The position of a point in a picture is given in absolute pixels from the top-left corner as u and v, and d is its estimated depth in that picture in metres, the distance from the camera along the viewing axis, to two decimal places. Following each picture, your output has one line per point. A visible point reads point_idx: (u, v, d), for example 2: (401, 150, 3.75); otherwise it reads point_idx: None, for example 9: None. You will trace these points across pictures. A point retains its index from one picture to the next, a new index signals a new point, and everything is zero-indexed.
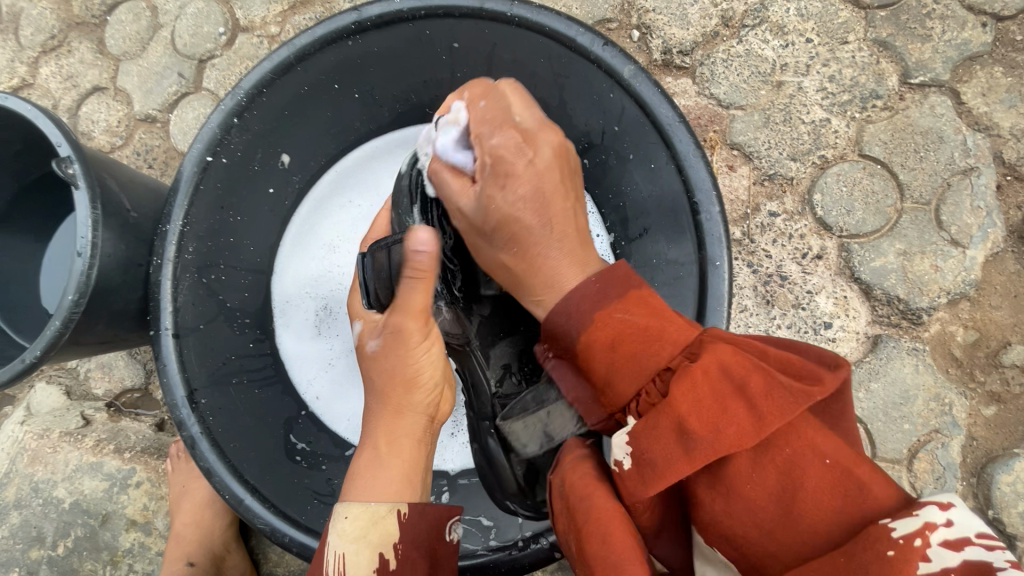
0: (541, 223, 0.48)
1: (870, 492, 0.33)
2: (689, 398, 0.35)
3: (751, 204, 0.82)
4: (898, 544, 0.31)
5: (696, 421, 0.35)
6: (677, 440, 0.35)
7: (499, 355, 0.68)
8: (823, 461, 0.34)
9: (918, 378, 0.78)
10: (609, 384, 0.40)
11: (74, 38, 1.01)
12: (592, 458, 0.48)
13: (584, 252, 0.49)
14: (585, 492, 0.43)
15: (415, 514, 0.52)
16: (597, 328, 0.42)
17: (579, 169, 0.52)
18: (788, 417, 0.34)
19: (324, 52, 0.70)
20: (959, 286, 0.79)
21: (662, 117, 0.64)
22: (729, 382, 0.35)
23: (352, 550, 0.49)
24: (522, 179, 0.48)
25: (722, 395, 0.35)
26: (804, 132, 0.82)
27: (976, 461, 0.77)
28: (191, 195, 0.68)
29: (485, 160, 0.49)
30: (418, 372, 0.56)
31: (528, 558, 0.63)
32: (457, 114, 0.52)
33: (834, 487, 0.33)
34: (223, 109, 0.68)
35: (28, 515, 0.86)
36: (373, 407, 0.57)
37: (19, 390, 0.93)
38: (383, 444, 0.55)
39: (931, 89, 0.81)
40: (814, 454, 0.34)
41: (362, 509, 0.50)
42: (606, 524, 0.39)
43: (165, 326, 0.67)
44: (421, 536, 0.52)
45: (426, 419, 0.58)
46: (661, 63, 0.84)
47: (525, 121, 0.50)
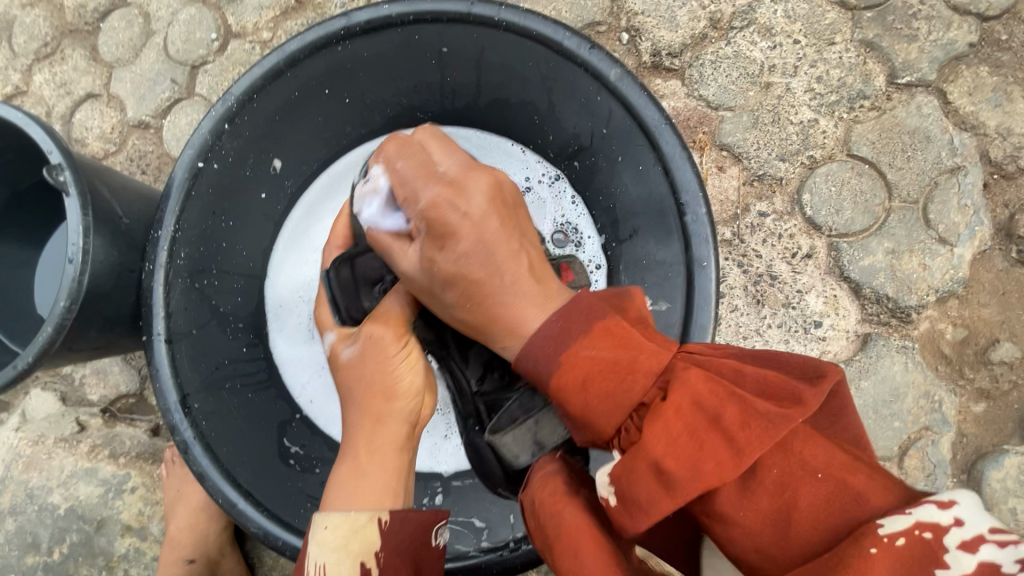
0: (490, 273, 0.47)
1: (867, 500, 0.34)
2: (665, 438, 0.35)
3: (741, 205, 0.82)
4: (884, 542, 0.32)
5: (676, 462, 0.35)
6: (658, 480, 0.35)
7: (478, 355, 0.67)
8: (815, 476, 0.34)
9: (907, 376, 0.79)
10: (586, 423, 0.39)
11: (67, 46, 1.01)
12: (562, 475, 0.47)
13: (541, 288, 0.47)
14: (554, 509, 0.44)
15: (396, 522, 0.52)
16: (568, 370, 0.40)
17: (518, 200, 0.51)
18: (769, 443, 0.34)
19: (314, 58, 0.71)
20: (947, 284, 0.79)
21: (649, 119, 0.65)
22: (705, 416, 0.35)
23: (332, 560, 0.50)
24: (461, 230, 0.47)
25: (699, 429, 0.35)
26: (793, 133, 0.83)
27: (966, 457, 0.78)
28: (181, 201, 0.69)
29: (421, 218, 0.49)
30: (397, 381, 0.56)
31: (520, 558, 0.63)
32: (378, 179, 0.54)
33: (829, 499, 0.34)
34: (213, 116, 0.69)
35: (23, 521, 0.86)
36: (354, 413, 0.57)
37: (14, 396, 0.93)
38: (364, 454, 0.54)
39: (918, 89, 0.82)
40: (807, 472, 0.34)
41: (342, 519, 0.50)
42: (575, 542, 0.41)
43: (158, 331, 0.67)
44: (404, 543, 0.52)
45: (408, 426, 0.56)
46: (650, 66, 0.85)
47: (450, 171, 0.50)
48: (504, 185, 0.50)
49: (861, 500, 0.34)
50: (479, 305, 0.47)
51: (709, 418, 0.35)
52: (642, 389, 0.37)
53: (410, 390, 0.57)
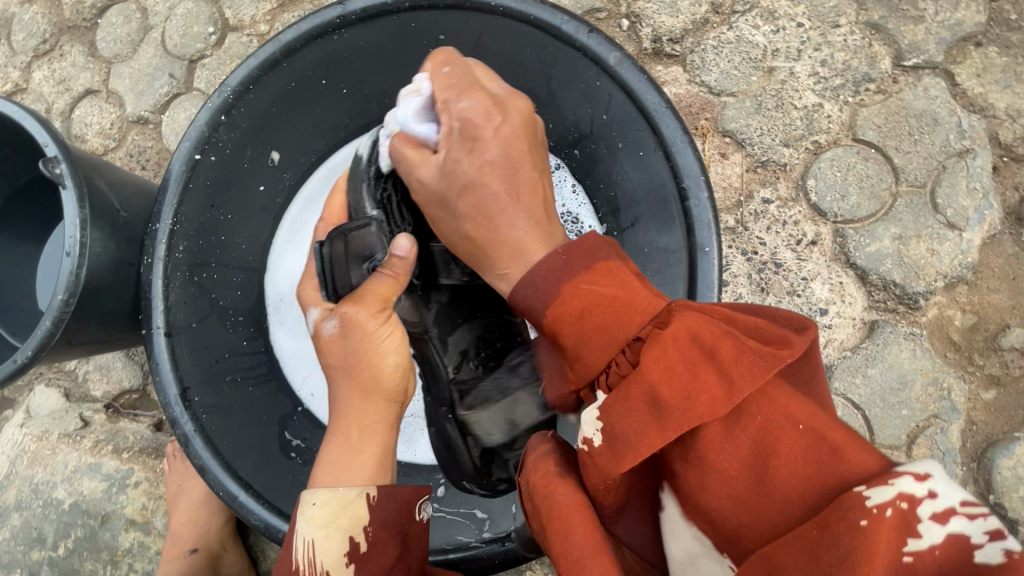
0: (507, 189, 0.48)
1: (852, 457, 0.32)
2: (660, 364, 0.34)
3: (744, 192, 0.81)
4: (872, 514, 0.29)
5: (668, 389, 0.34)
6: (648, 409, 0.34)
7: (457, 342, 0.67)
8: (795, 428, 0.33)
9: (915, 364, 0.78)
10: (579, 357, 0.39)
11: (65, 42, 1.01)
12: (557, 454, 0.47)
13: (550, 225, 0.47)
14: (547, 491, 0.43)
15: (385, 497, 0.53)
16: (564, 302, 0.40)
17: (544, 143, 0.53)
18: (758, 380, 0.33)
19: (310, 47, 0.70)
20: (955, 269, 0.78)
21: (649, 103, 0.64)
22: (699, 346, 0.34)
23: (321, 536, 0.50)
24: (490, 140, 0.49)
25: (692, 360, 0.34)
26: (797, 118, 0.81)
27: (977, 446, 0.77)
28: (179, 193, 0.68)
29: (456, 119, 0.50)
30: (382, 359, 0.56)
31: (522, 548, 0.63)
32: (421, 83, 0.54)
33: (810, 454, 0.32)
34: (210, 107, 0.68)
35: (28, 516, 0.86)
36: (342, 391, 0.56)
37: (18, 393, 0.93)
38: (356, 431, 0.55)
39: (924, 71, 0.80)
40: (787, 420, 0.33)
41: (331, 495, 0.51)
42: (568, 520, 0.40)
43: (157, 325, 0.67)
44: (391, 518, 0.53)
45: (397, 405, 0.57)
46: (651, 52, 0.84)
47: (495, 89, 0.52)
48: (537, 125, 0.53)
49: (841, 453, 0.32)
50: (489, 213, 0.48)
51: (700, 354, 0.34)
52: (635, 324, 0.37)
53: (395, 367, 0.56)
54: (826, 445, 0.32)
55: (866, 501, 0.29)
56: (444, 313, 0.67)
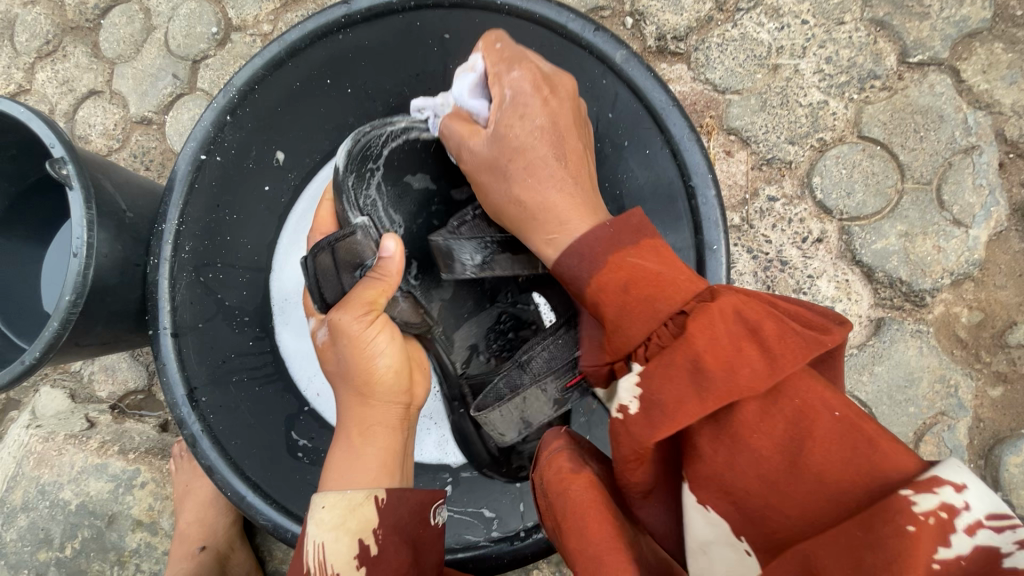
0: (555, 157, 0.52)
1: (887, 449, 0.32)
2: (708, 334, 0.35)
3: (750, 189, 0.81)
4: (919, 522, 0.29)
5: (714, 358, 0.35)
6: (692, 377, 0.35)
7: (464, 336, 0.70)
8: (832, 416, 0.33)
9: (922, 361, 0.77)
10: (619, 328, 0.40)
11: (68, 43, 1.01)
12: (571, 451, 0.46)
13: (589, 197, 0.52)
14: (561, 487, 0.43)
15: (394, 498, 0.54)
16: (610, 272, 0.43)
17: (587, 120, 0.57)
18: (796, 364, 0.34)
19: (315, 47, 0.70)
20: (962, 266, 0.78)
21: (656, 101, 0.65)
22: (744, 325, 0.36)
23: (331, 538, 0.50)
24: (538, 110, 0.53)
25: (735, 337, 0.35)
26: (802, 115, 0.81)
27: (984, 443, 0.77)
28: (185, 193, 0.69)
29: (506, 90, 0.53)
30: (375, 362, 0.56)
31: (531, 547, 0.65)
32: (473, 61, 0.56)
33: (846, 441, 0.32)
34: (215, 107, 0.69)
35: (35, 517, 0.86)
36: (345, 398, 0.57)
37: (24, 394, 0.94)
38: (357, 435, 0.56)
39: (930, 68, 0.80)
40: (824, 406, 0.33)
41: (339, 497, 0.51)
42: (584, 516, 0.40)
43: (164, 325, 0.68)
44: (402, 521, 0.54)
45: (398, 407, 0.57)
46: (655, 50, 0.84)
47: (543, 65, 0.55)
48: (582, 103, 0.57)
49: (875, 444, 0.32)
50: (536, 179, 0.52)
51: (743, 333, 0.36)
52: (676, 302, 0.39)
53: (389, 369, 0.57)
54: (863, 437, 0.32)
55: (915, 508, 0.29)
56: (447, 309, 0.69)
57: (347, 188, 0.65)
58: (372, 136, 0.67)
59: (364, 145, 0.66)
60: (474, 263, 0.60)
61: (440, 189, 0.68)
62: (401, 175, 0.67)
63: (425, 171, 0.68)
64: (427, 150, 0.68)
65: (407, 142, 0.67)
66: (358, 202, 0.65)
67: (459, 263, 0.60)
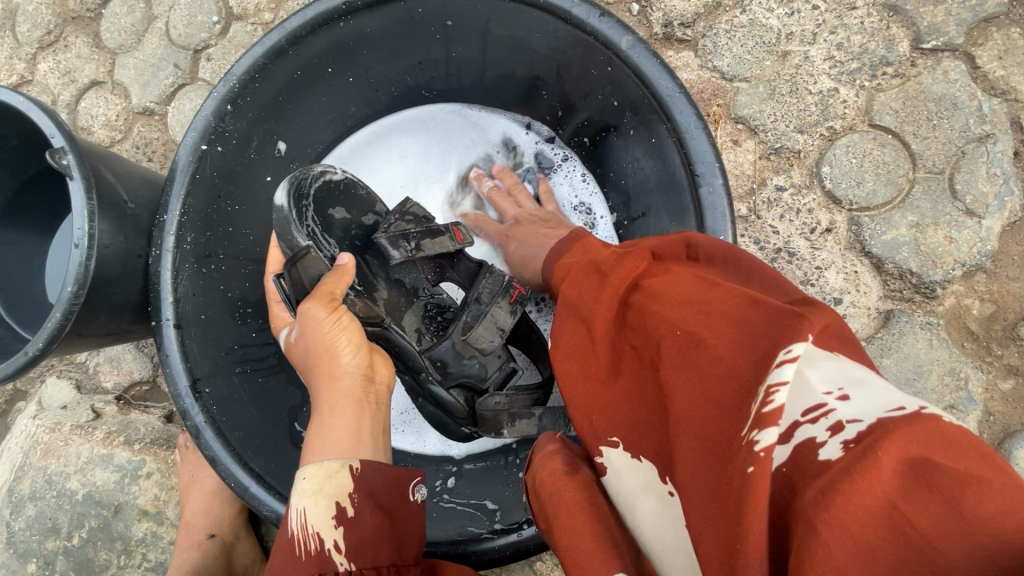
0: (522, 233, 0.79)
1: (715, 352, 0.33)
2: (580, 280, 0.47)
3: (757, 179, 0.79)
4: (759, 458, 0.27)
5: (576, 283, 0.47)
6: (577, 307, 0.45)
7: (409, 323, 0.74)
8: (674, 331, 0.35)
9: (932, 354, 0.76)
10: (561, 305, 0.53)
11: (69, 33, 1.00)
12: (564, 451, 0.48)
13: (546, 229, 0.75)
14: (554, 488, 0.43)
15: (368, 468, 0.54)
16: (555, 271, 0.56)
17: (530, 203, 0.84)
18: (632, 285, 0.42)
19: (316, 35, 0.68)
20: (974, 257, 0.76)
21: (662, 89, 0.61)
22: (603, 267, 0.46)
23: (311, 504, 0.51)
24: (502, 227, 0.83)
25: (597, 276, 0.46)
26: (812, 103, 0.80)
27: (994, 437, 0.75)
28: (187, 184, 0.67)
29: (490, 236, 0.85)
30: (336, 341, 0.59)
31: (533, 540, 0.61)
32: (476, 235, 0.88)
33: (677, 351, 0.35)
34: (216, 96, 0.67)
35: (42, 507, 0.87)
36: (314, 385, 0.60)
37: (31, 385, 0.95)
38: (326, 411, 0.58)
39: (944, 54, 0.78)
40: (665, 325, 0.36)
41: (316, 467, 0.53)
42: (577, 519, 0.40)
43: (167, 316, 0.66)
44: (378, 490, 0.54)
45: (361, 377, 0.60)
46: (661, 37, 0.82)
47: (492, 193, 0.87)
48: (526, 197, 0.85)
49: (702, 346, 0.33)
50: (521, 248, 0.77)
51: (600, 275, 0.45)
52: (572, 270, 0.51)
53: (349, 346, 0.60)
54: (692, 345, 0.34)
55: (756, 445, 0.27)
56: (391, 304, 0.73)
57: (292, 220, 0.64)
58: (304, 176, 0.68)
59: (298, 184, 0.66)
60: (409, 245, 0.71)
61: (353, 218, 0.73)
62: (325, 209, 0.70)
63: (342, 206, 0.73)
64: (342, 190, 0.73)
65: (326, 182, 0.71)
66: (304, 233, 0.65)
67: (398, 248, 0.71)
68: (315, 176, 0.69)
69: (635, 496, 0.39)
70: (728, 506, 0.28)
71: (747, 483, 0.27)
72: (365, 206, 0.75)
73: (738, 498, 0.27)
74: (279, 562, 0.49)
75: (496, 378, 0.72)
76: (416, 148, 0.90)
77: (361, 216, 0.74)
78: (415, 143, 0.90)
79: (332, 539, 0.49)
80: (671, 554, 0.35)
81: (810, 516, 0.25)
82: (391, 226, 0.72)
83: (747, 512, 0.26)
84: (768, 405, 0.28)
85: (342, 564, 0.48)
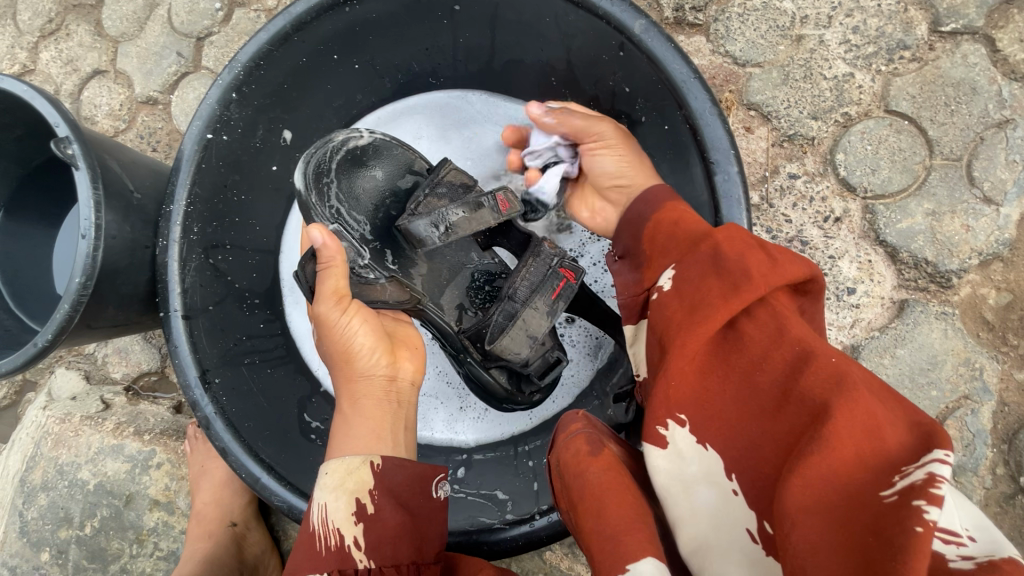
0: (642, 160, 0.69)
1: (878, 412, 0.32)
2: (730, 241, 0.42)
3: (770, 166, 0.78)
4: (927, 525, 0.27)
5: (729, 248, 0.42)
6: (712, 266, 0.41)
7: (450, 299, 0.74)
8: (830, 366, 0.34)
9: (947, 343, 0.75)
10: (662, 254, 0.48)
11: (71, 21, 0.99)
12: (590, 432, 0.47)
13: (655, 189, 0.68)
14: (578, 469, 0.44)
15: (389, 464, 0.54)
16: (667, 213, 0.51)
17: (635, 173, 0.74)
18: (778, 291, 0.39)
19: (321, 21, 0.67)
20: (991, 246, 0.75)
21: (677, 74, 0.60)
22: (756, 243, 0.42)
23: (332, 498, 0.51)
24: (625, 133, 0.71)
25: (752, 247, 0.41)
26: (826, 89, 0.78)
27: (1008, 427, 0.74)
28: (193, 173, 0.66)
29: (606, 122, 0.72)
30: (350, 342, 0.59)
31: (545, 530, 0.61)
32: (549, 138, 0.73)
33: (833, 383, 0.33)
34: (221, 84, 0.66)
35: (55, 496, 0.87)
36: (338, 385, 0.61)
37: (40, 375, 0.95)
38: (348, 410, 0.58)
39: (963, 37, 0.76)
40: (822, 355, 0.35)
41: (338, 462, 0.53)
42: (602, 498, 0.41)
43: (175, 307, 0.66)
44: (399, 487, 0.54)
45: (381, 379, 0.60)
46: (673, 21, 0.81)
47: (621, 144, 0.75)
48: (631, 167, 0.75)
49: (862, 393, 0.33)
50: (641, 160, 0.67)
51: (756, 246, 0.41)
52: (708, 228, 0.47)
53: (365, 346, 0.60)
54: (857, 386, 0.33)
55: (923, 513, 0.27)
56: (428, 281, 0.73)
57: (314, 209, 0.65)
58: (320, 155, 0.67)
59: (316, 163, 0.66)
60: (438, 228, 0.65)
61: (386, 181, 0.70)
62: (352, 179, 0.68)
63: (370, 170, 0.69)
64: (367, 155, 0.69)
65: (349, 151, 0.68)
66: (326, 215, 0.66)
67: (426, 227, 0.65)
68: (319, 147, 0.67)
69: (693, 483, 0.39)
70: (862, 549, 0.28)
71: (908, 544, 0.27)
72: (401, 164, 0.71)
73: (888, 552, 0.27)
74: (299, 554, 0.49)
75: (539, 365, 0.70)
76: (430, 130, 0.88)
77: (399, 179, 0.71)
78: (429, 126, 0.88)
79: (352, 535, 0.49)
80: (718, 547, 0.37)
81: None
82: (421, 203, 0.68)
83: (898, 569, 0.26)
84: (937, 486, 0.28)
85: (362, 561, 0.48)
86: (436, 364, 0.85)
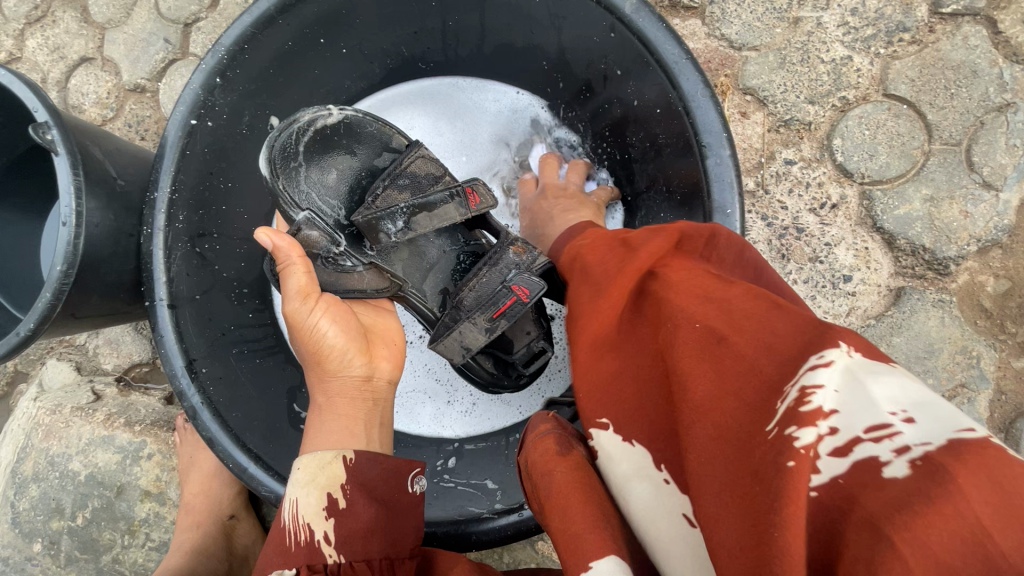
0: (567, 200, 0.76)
1: (743, 352, 0.32)
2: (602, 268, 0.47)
3: (766, 152, 0.77)
4: (800, 455, 0.27)
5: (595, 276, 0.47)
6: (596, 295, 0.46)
7: (433, 285, 0.73)
8: (692, 325, 0.35)
9: (944, 331, 0.74)
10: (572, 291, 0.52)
11: (57, 8, 0.97)
12: (559, 432, 0.46)
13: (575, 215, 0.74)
14: (546, 468, 0.43)
15: (363, 458, 0.53)
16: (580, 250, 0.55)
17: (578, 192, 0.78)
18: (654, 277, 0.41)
19: (306, 3, 0.66)
20: (990, 232, 0.74)
21: (668, 55, 0.59)
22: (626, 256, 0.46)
23: (303, 494, 0.51)
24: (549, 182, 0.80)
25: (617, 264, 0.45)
26: (824, 73, 0.76)
27: (1004, 416, 0.74)
28: (177, 160, 0.65)
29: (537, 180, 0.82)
30: (320, 340, 0.58)
31: (533, 520, 0.60)
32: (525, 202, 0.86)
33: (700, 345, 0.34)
34: (204, 68, 0.64)
35: (46, 488, 0.87)
36: (313, 381, 0.60)
37: (31, 366, 0.94)
38: (323, 406, 0.58)
39: (964, 18, 0.74)
40: (686, 321, 0.35)
41: (311, 457, 0.52)
42: (567, 498, 0.40)
43: (160, 296, 0.65)
44: (374, 482, 0.53)
45: (357, 378, 0.60)
46: (667, 4, 0.79)
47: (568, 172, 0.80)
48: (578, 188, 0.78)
49: (728, 344, 0.33)
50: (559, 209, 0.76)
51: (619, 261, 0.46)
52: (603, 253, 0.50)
53: (336, 346, 0.59)
54: (723, 337, 0.33)
55: (796, 442, 0.27)
56: (409, 266, 0.72)
57: (283, 194, 0.62)
58: (283, 139, 0.63)
59: (282, 146, 0.63)
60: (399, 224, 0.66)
61: (361, 162, 0.68)
62: (321, 161, 0.66)
63: (344, 150, 0.68)
64: (340, 135, 0.67)
65: (320, 132, 0.65)
66: (296, 201, 0.63)
67: (388, 220, 0.65)
68: (280, 130, 0.64)
69: (627, 481, 0.38)
70: (753, 500, 0.28)
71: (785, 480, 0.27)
72: (378, 144, 0.70)
73: (771, 495, 0.27)
74: (271, 551, 0.49)
75: (524, 353, 0.72)
76: (423, 119, 0.86)
77: (375, 158, 0.69)
78: (422, 115, 0.86)
79: (322, 530, 0.49)
80: (661, 544, 0.35)
81: (886, 535, 0.23)
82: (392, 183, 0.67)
83: (783, 516, 0.26)
84: (804, 406, 0.28)
85: (332, 556, 0.48)
86: (425, 356, 0.85)
